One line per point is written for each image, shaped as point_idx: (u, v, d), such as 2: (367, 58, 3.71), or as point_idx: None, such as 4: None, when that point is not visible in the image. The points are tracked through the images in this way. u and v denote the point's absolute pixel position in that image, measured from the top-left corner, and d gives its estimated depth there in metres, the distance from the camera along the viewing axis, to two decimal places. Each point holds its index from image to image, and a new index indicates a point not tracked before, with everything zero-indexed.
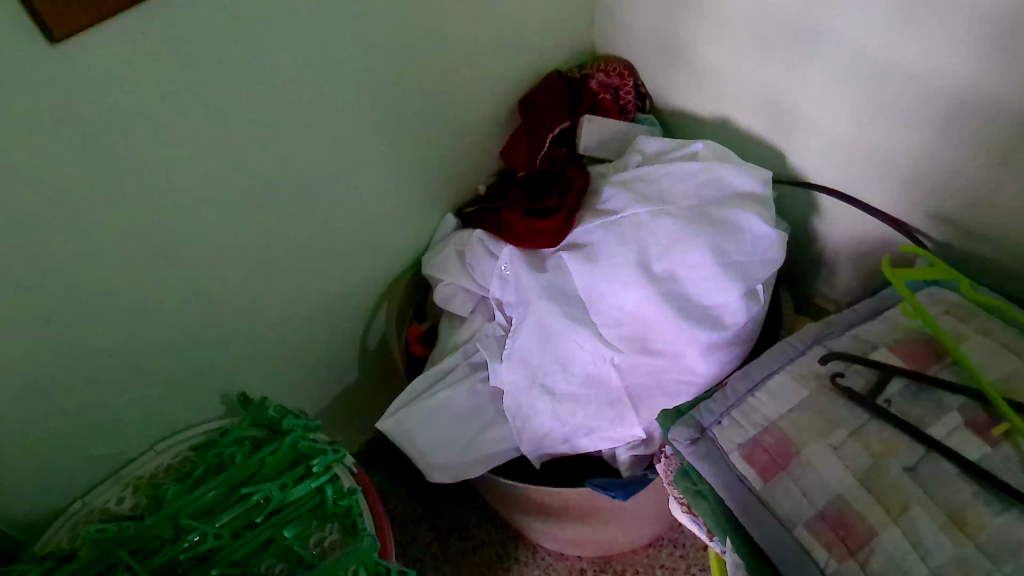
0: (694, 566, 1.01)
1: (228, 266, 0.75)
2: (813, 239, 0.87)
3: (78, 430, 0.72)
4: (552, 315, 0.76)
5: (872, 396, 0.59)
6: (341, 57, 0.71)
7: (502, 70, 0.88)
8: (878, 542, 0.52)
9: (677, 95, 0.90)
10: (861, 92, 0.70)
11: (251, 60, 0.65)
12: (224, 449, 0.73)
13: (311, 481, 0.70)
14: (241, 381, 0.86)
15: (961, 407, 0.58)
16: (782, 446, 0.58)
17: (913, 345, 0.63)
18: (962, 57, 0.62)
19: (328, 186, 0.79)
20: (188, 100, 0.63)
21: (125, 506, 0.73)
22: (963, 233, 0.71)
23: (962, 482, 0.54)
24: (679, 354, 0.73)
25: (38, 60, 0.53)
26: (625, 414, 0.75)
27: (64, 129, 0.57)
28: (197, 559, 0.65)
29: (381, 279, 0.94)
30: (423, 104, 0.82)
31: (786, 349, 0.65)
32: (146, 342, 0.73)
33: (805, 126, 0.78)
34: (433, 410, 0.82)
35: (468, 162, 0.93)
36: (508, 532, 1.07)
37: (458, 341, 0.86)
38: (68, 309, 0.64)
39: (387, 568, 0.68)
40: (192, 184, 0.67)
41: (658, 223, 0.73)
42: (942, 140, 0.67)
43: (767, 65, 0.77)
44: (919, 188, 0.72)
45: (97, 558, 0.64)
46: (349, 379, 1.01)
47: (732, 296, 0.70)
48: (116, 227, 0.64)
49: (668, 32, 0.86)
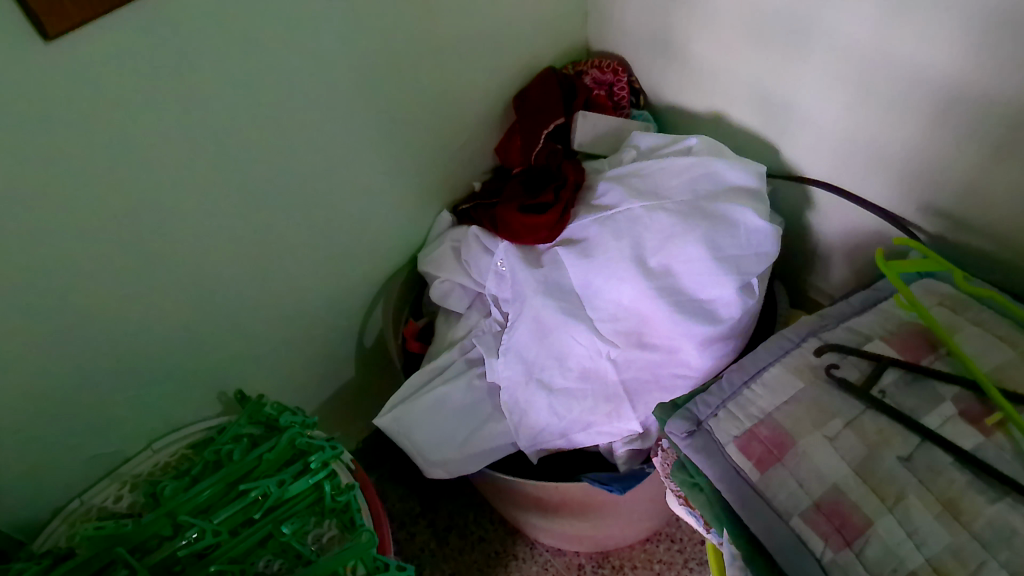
0: (692, 561, 1.02)
1: (224, 264, 0.75)
2: (807, 232, 0.88)
3: (73, 429, 0.72)
4: (548, 310, 0.76)
5: (866, 387, 0.59)
6: (336, 55, 0.72)
7: (497, 66, 0.88)
8: (874, 531, 0.52)
9: (670, 90, 0.91)
10: (854, 85, 0.71)
11: (246, 57, 0.65)
12: (223, 445, 0.73)
13: (309, 477, 0.70)
14: (238, 379, 0.86)
15: (954, 397, 0.58)
16: (778, 438, 0.58)
17: (906, 336, 0.63)
18: (952, 49, 0.62)
19: (323, 183, 0.79)
20: (184, 98, 0.63)
21: (123, 505, 0.73)
22: (955, 226, 0.72)
23: (956, 471, 0.54)
24: (676, 348, 0.73)
25: (34, 59, 0.53)
26: (622, 408, 0.76)
27: (59, 128, 0.57)
28: (196, 556, 0.65)
29: (377, 276, 0.94)
30: (417, 101, 0.82)
31: (781, 342, 0.66)
32: (142, 340, 0.73)
33: (798, 120, 0.78)
34: (429, 407, 0.82)
35: (463, 159, 0.93)
36: (506, 528, 1.07)
37: (455, 337, 0.87)
38: (62, 309, 0.64)
39: (385, 564, 0.69)
40: (185, 182, 0.67)
41: (654, 218, 0.73)
42: (935, 134, 0.68)
43: (760, 61, 0.77)
44: (912, 182, 0.72)
45: (95, 556, 0.64)
46: (346, 376, 1.01)
47: (727, 290, 0.71)
48: (111, 225, 0.64)
49: (661, 28, 0.86)
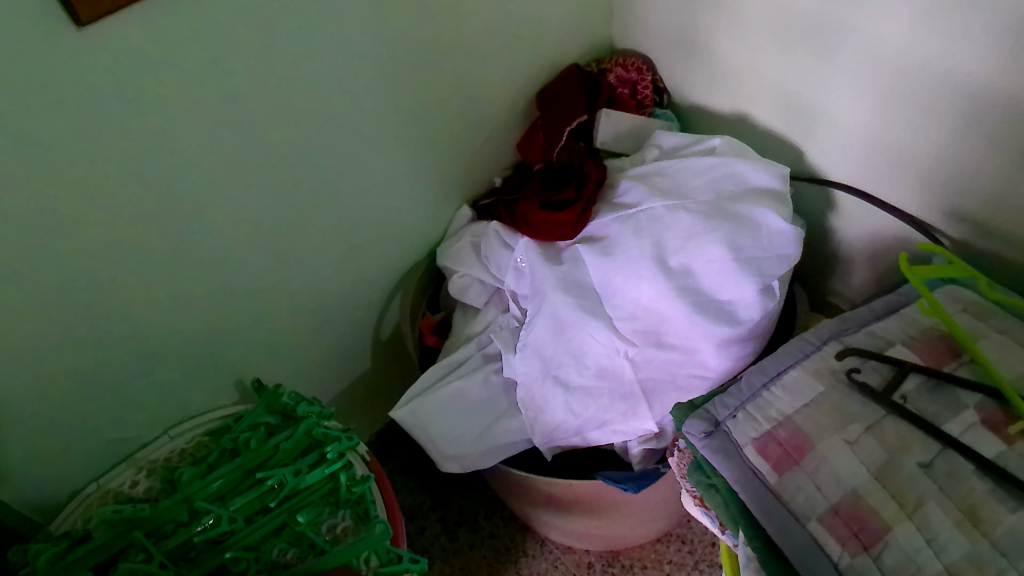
0: (702, 562, 1.01)
1: (244, 253, 0.76)
2: (829, 236, 0.87)
3: (91, 413, 0.72)
4: (567, 307, 0.76)
5: (888, 392, 0.59)
6: (360, 46, 0.72)
7: (520, 63, 0.88)
8: (892, 537, 0.52)
9: (694, 90, 0.91)
10: (882, 89, 0.70)
11: (271, 47, 0.65)
12: (240, 433, 0.74)
13: (324, 467, 0.71)
14: (255, 368, 0.86)
15: (977, 405, 0.58)
16: (797, 441, 0.58)
17: (929, 342, 0.63)
18: (982, 54, 0.62)
19: (344, 174, 0.80)
20: (210, 87, 0.63)
21: (139, 490, 0.74)
22: (982, 233, 0.71)
23: (977, 479, 0.54)
24: (694, 349, 0.73)
25: (63, 45, 0.54)
26: (638, 407, 0.76)
27: (86, 114, 0.57)
28: (211, 543, 0.66)
29: (396, 270, 0.94)
30: (439, 95, 0.82)
31: (801, 345, 0.65)
32: (161, 327, 0.73)
33: (823, 124, 0.78)
34: (446, 401, 0.82)
35: (484, 154, 0.93)
36: (517, 525, 1.07)
37: (471, 332, 0.87)
38: (85, 293, 0.65)
39: (397, 556, 0.69)
40: (209, 170, 0.67)
41: (676, 218, 0.73)
42: (961, 140, 0.67)
43: (787, 63, 0.77)
44: (937, 188, 0.72)
45: (111, 540, 0.64)
46: (362, 368, 1.01)
47: (747, 291, 0.70)
48: (133, 212, 0.64)
49: (687, 28, 0.86)
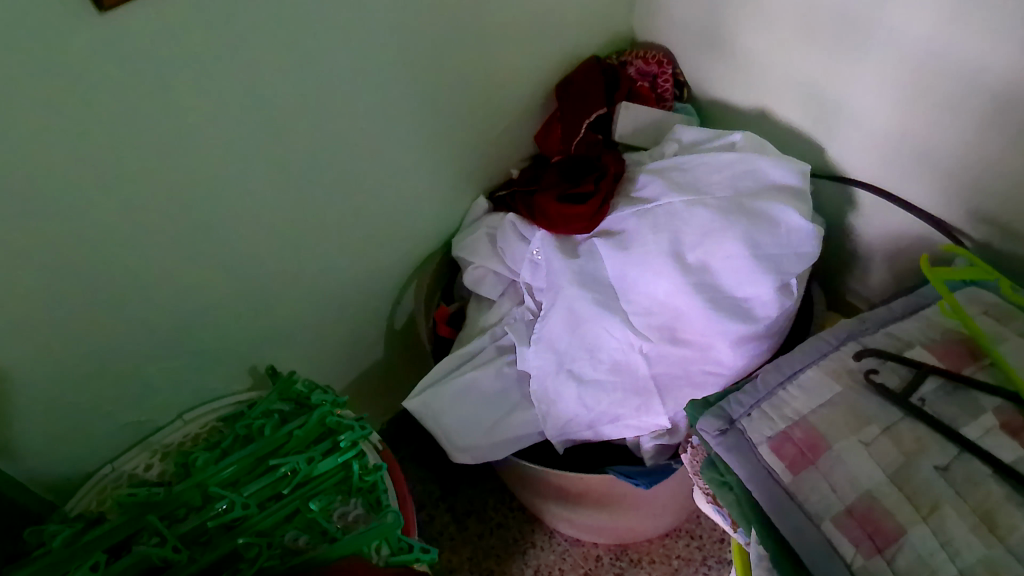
0: (711, 558, 1.02)
1: (260, 239, 0.76)
2: (848, 234, 0.87)
3: (106, 395, 0.73)
4: (583, 301, 0.76)
5: (906, 394, 0.59)
6: (379, 36, 0.72)
7: (540, 54, 0.88)
8: (907, 540, 0.52)
9: (715, 85, 0.90)
10: (906, 87, 0.70)
11: (290, 34, 0.65)
12: (254, 420, 0.74)
13: (338, 455, 0.71)
14: (269, 355, 0.87)
15: (997, 409, 0.57)
16: (812, 440, 0.57)
17: (948, 344, 0.62)
18: (1010, 54, 0.61)
19: (361, 164, 0.80)
20: (229, 73, 0.63)
21: (153, 474, 0.75)
22: (1005, 234, 0.70)
23: (994, 483, 0.53)
24: (709, 345, 0.73)
25: (85, 28, 0.53)
26: (650, 403, 0.75)
27: (107, 97, 0.57)
28: (224, 528, 0.66)
29: (411, 259, 0.94)
30: (458, 85, 0.82)
31: (819, 344, 0.65)
32: (177, 312, 0.73)
33: (845, 121, 0.77)
34: (458, 392, 0.82)
35: (502, 145, 0.93)
36: (525, 516, 1.07)
37: (485, 324, 0.87)
38: (102, 277, 0.65)
39: (408, 545, 0.70)
40: (226, 156, 0.68)
41: (694, 213, 0.73)
42: (986, 140, 0.66)
43: (810, 58, 0.76)
44: (960, 188, 0.71)
45: (125, 523, 0.65)
46: (375, 357, 1.01)
47: (764, 289, 0.70)
48: (152, 196, 0.64)
49: (709, 22, 0.85)
